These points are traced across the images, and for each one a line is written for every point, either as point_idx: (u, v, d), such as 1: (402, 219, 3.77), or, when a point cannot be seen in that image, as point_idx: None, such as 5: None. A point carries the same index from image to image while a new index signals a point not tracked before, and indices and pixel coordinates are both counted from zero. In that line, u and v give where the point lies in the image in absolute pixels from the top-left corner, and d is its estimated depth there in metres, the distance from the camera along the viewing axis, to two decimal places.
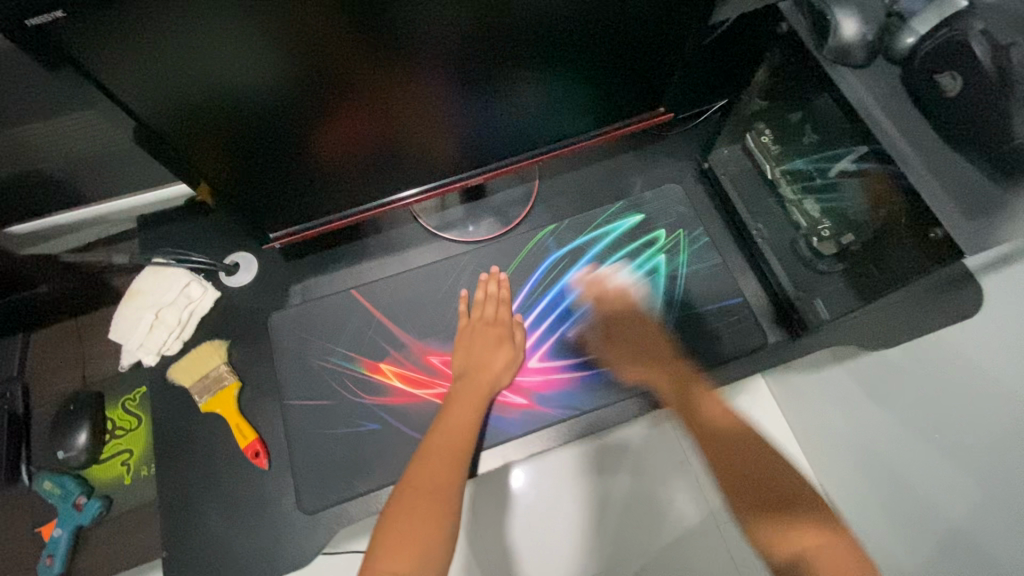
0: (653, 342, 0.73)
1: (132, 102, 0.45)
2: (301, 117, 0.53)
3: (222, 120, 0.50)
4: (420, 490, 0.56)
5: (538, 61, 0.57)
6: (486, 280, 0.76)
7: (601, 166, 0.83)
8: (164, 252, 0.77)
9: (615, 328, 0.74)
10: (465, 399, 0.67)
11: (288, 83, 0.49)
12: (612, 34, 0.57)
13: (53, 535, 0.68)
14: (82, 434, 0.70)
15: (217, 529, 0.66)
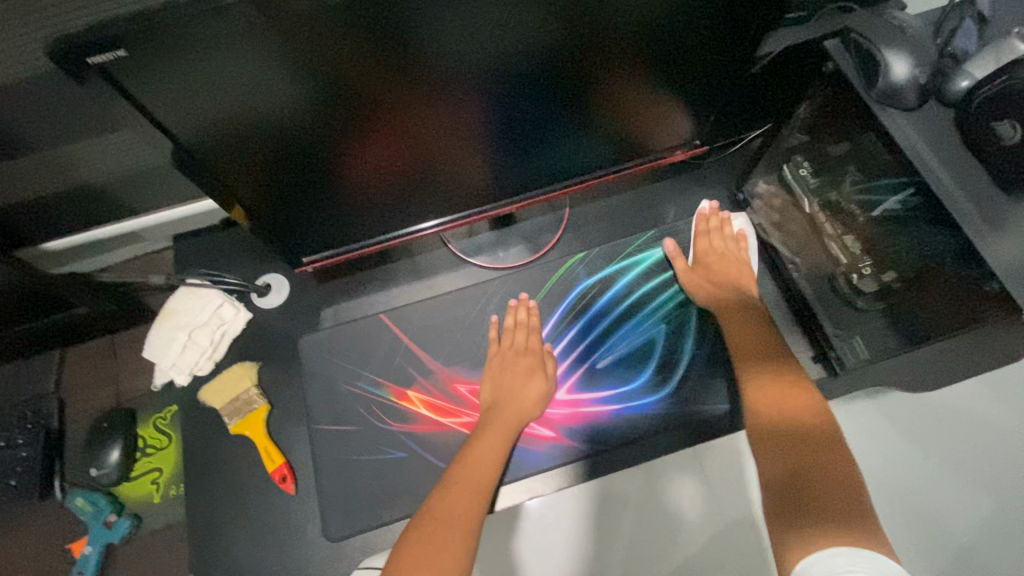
0: (735, 281, 0.73)
1: (171, 128, 0.45)
2: (332, 140, 0.53)
3: (256, 144, 0.50)
4: (442, 519, 0.55)
5: (571, 91, 0.57)
6: (515, 308, 0.76)
7: (634, 193, 0.82)
8: (197, 273, 0.76)
9: (710, 257, 0.75)
10: (493, 431, 0.66)
11: (322, 109, 0.49)
12: (649, 56, 0.56)
13: (85, 552, 0.70)
14: (114, 451, 0.70)
15: (242, 553, 0.66)
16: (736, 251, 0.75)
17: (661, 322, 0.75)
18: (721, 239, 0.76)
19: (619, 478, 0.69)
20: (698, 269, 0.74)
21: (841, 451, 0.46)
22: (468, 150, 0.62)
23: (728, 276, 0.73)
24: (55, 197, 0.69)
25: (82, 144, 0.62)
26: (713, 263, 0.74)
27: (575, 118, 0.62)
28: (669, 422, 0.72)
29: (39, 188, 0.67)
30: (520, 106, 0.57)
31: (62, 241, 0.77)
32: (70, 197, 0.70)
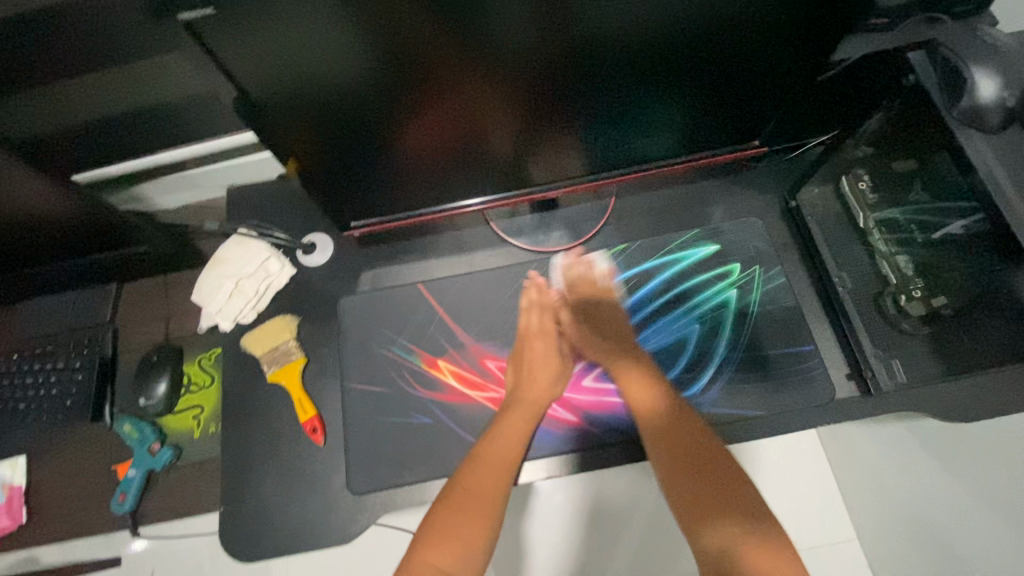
0: (614, 329, 0.73)
1: (246, 84, 0.47)
2: (390, 110, 0.54)
3: (319, 107, 0.52)
4: (470, 490, 0.58)
5: (621, 85, 0.57)
6: (528, 288, 0.77)
7: (683, 189, 0.81)
8: (248, 224, 0.82)
9: (589, 309, 0.75)
10: (520, 408, 0.68)
11: (379, 84, 0.50)
12: (716, 48, 0.54)
13: (128, 474, 0.73)
14: (161, 385, 0.75)
15: (271, 495, 0.70)
16: (603, 295, 0.76)
17: (696, 321, 0.74)
18: (545, 296, 0.76)
19: (612, 480, 0.80)
20: (579, 324, 0.74)
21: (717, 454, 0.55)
22: (512, 135, 0.63)
23: (606, 326, 0.73)
24: (105, 119, 0.68)
25: (152, 65, 0.61)
26: (592, 313, 0.74)
27: (623, 112, 0.62)
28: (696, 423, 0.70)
29: (94, 110, 0.66)
30: (572, 94, 0.57)
31: (93, 172, 0.75)
32: (121, 121, 0.69)
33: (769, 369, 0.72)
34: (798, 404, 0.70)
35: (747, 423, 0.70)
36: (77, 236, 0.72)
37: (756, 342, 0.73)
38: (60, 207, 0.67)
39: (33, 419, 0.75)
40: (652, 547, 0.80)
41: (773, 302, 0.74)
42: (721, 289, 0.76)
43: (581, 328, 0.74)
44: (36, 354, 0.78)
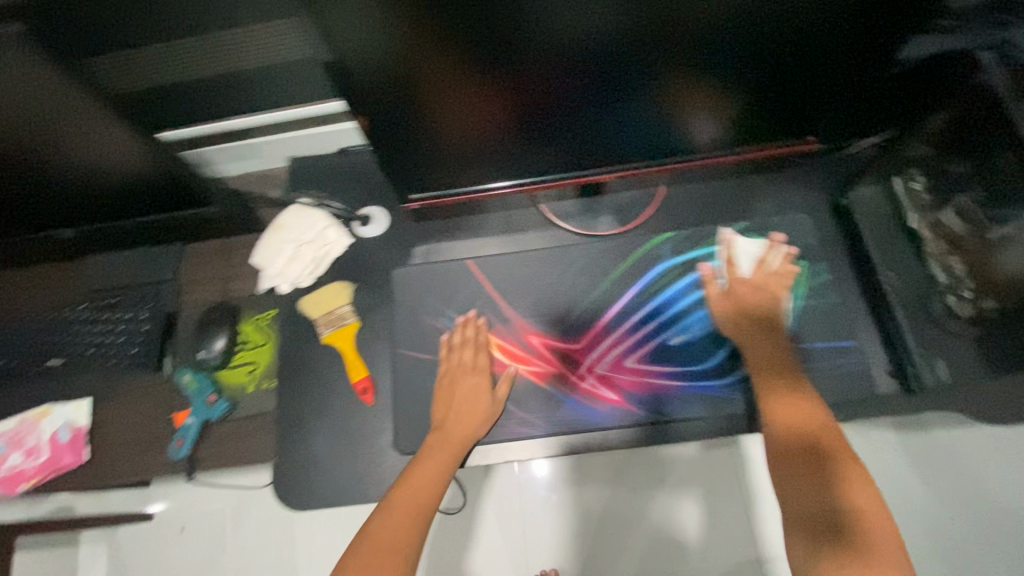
0: (766, 322, 0.72)
1: (342, 44, 0.52)
2: (464, 77, 0.58)
3: (402, 72, 0.56)
4: (383, 543, 0.57)
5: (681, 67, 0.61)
6: (462, 327, 0.78)
7: (730, 182, 0.83)
8: (308, 195, 0.86)
9: (746, 292, 0.74)
10: (438, 453, 0.68)
11: (464, 52, 0.55)
12: (773, 29, 0.57)
13: (187, 422, 0.76)
14: (219, 340, 0.77)
15: (323, 449, 0.74)
16: (764, 286, 0.75)
17: None
18: (480, 335, 0.77)
19: (603, 473, 0.75)
20: (727, 300, 0.74)
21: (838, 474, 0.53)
22: (574, 114, 0.66)
23: (756, 312, 0.72)
24: (190, 84, 0.71)
25: (246, 31, 0.65)
26: (749, 297, 0.74)
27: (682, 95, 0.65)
28: (734, 410, 0.73)
29: (181, 73, 0.69)
30: (631, 69, 0.60)
31: (186, 126, 0.78)
32: (202, 88, 0.72)
33: (811, 362, 0.73)
34: (837, 397, 0.71)
35: None
36: (153, 190, 0.76)
37: (799, 334, 0.74)
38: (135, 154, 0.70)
39: (97, 364, 0.79)
40: (661, 548, 0.72)
41: (819, 296, 0.75)
42: None
43: (728, 302, 0.74)
44: (105, 304, 0.81)
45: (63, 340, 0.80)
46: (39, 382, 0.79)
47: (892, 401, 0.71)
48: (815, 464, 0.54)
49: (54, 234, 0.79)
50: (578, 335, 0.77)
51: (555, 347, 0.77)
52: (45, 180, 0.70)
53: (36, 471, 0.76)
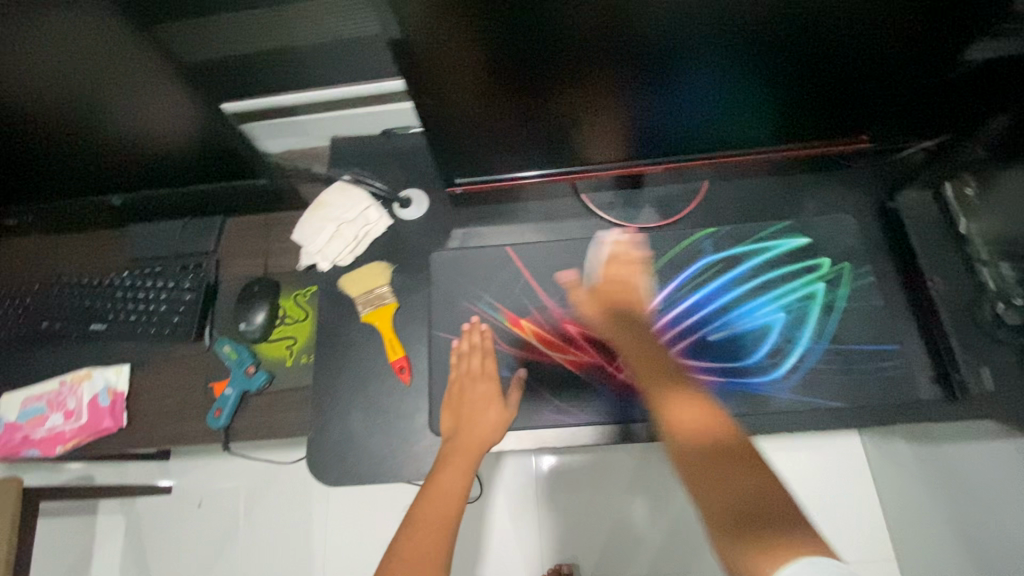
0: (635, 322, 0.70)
1: (406, 14, 0.53)
2: (523, 57, 0.59)
3: (463, 48, 0.57)
4: (410, 563, 0.58)
5: (727, 62, 0.62)
6: (469, 332, 0.77)
7: (773, 181, 0.83)
8: (349, 174, 0.87)
9: (610, 287, 0.73)
10: (455, 463, 0.68)
11: (520, 34, 0.56)
12: (833, 19, 0.57)
13: (226, 392, 0.77)
14: (259, 313, 0.80)
15: (358, 425, 0.75)
16: (627, 279, 0.73)
17: (782, 310, 0.75)
18: (488, 342, 0.76)
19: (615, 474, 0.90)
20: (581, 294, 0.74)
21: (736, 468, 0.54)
22: (622, 102, 0.67)
23: (622, 308, 0.70)
24: (252, 56, 0.76)
25: (312, 8, 0.70)
26: (612, 293, 0.72)
27: (728, 90, 0.66)
28: (774, 409, 0.71)
29: (246, 45, 0.74)
30: (687, 55, 0.60)
31: (248, 100, 0.84)
32: (264, 59, 0.77)
33: (852, 363, 0.72)
34: (878, 399, 0.71)
35: (821, 415, 0.71)
36: (204, 161, 0.77)
37: (840, 336, 0.73)
38: (190, 122, 0.71)
39: (140, 331, 0.81)
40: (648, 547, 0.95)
41: (862, 298, 0.75)
42: (809, 282, 0.76)
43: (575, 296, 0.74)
44: (150, 272, 0.85)
45: (108, 306, 0.83)
46: (87, 347, 0.82)
47: (936, 406, 0.71)
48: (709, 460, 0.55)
49: (106, 199, 0.81)
50: None
51: (592, 337, 0.76)
52: (109, 144, 0.74)
53: (74, 434, 0.77)
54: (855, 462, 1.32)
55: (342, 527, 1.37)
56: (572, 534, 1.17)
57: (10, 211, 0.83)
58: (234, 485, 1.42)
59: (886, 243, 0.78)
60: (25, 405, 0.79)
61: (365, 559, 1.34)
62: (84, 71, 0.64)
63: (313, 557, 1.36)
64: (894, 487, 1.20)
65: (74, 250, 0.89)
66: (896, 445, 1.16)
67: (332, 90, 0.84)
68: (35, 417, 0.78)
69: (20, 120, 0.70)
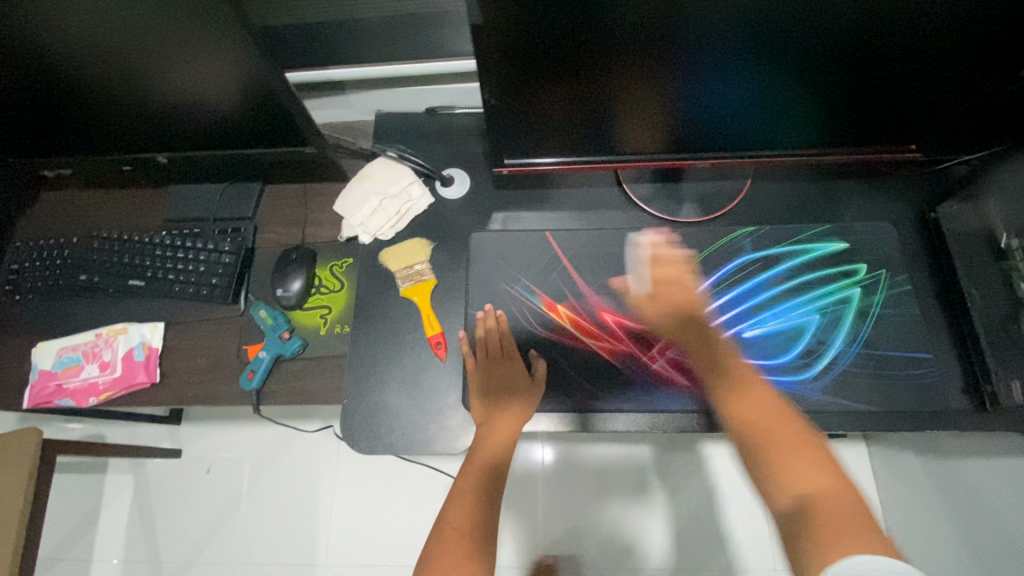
0: (698, 315, 0.72)
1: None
2: (589, 45, 0.62)
3: (533, 33, 0.60)
4: (455, 528, 0.63)
5: (790, 58, 0.63)
6: (483, 317, 0.78)
7: (814, 185, 0.83)
8: (393, 149, 0.87)
9: (662, 287, 0.73)
10: (493, 437, 0.71)
11: (589, 22, 0.59)
12: (892, 26, 0.59)
13: (260, 355, 0.77)
14: (297, 281, 0.80)
15: (391, 396, 0.76)
16: (681, 278, 0.74)
17: (817, 312, 0.76)
18: (503, 325, 0.77)
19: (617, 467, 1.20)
20: (647, 296, 0.74)
21: (817, 459, 0.55)
22: (681, 90, 0.68)
23: (686, 307, 0.72)
24: (309, 24, 0.76)
25: None
26: (672, 292, 0.73)
27: (786, 86, 0.67)
28: (805, 409, 0.72)
29: (308, 12, 0.74)
30: (747, 52, 0.63)
31: (303, 73, 0.84)
32: (319, 29, 0.77)
33: (884, 368, 0.73)
34: (909, 405, 0.71)
35: (852, 418, 0.71)
36: (256, 123, 0.77)
37: (874, 341, 0.74)
38: (250, 90, 0.72)
39: (177, 290, 0.82)
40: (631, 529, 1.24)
41: (898, 306, 0.75)
42: (846, 286, 0.77)
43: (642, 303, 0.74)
44: (189, 232, 0.85)
45: (146, 264, 0.83)
46: (124, 302, 0.83)
47: (965, 416, 0.71)
48: (777, 453, 0.56)
49: (153, 157, 0.82)
50: None
51: (628, 326, 0.77)
52: (164, 100, 0.74)
53: (107, 385, 0.78)
54: (863, 472, 1.33)
55: (348, 502, 1.38)
56: (578, 517, 1.27)
57: (56, 162, 0.83)
58: (244, 453, 1.43)
59: (924, 253, 0.78)
60: (60, 354, 0.80)
61: (371, 534, 1.35)
62: (150, 21, 0.64)
63: (318, 529, 1.37)
64: (900, 497, 1.21)
65: (115, 206, 0.90)
66: (905, 455, 1.18)
67: (385, 68, 0.83)
68: (70, 367, 0.79)
69: (79, 74, 0.70)
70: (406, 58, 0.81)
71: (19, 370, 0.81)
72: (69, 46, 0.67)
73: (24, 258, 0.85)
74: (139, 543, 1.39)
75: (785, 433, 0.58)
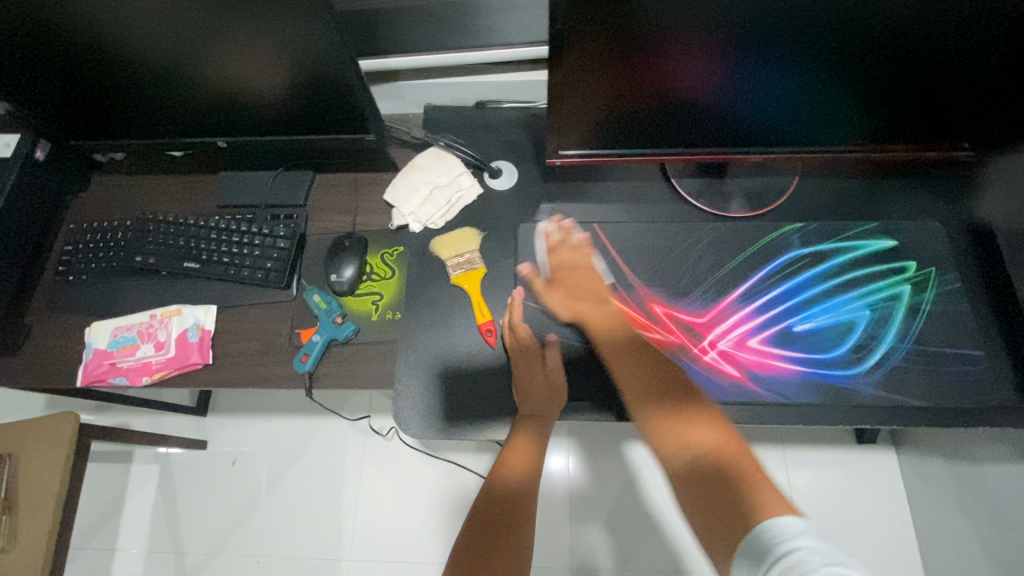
0: (592, 294, 0.77)
1: None
2: (655, 30, 0.63)
3: (604, 15, 0.62)
4: (487, 520, 0.68)
5: (858, 46, 0.64)
6: (510, 308, 0.77)
7: (861, 184, 0.84)
8: (443, 140, 0.89)
9: (565, 275, 0.79)
10: (521, 436, 0.73)
11: (660, 6, 0.61)
12: (955, 20, 0.61)
13: (313, 338, 0.78)
14: (349, 267, 0.81)
15: (443, 383, 0.77)
16: (585, 265, 0.79)
17: (867, 307, 0.77)
18: (518, 313, 0.77)
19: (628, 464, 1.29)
20: (553, 285, 0.79)
21: (705, 426, 0.61)
22: (742, 80, 0.69)
23: (586, 293, 0.77)
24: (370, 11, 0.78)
25: None
26: (573, 277, 0.78)
27: (850, 76, 0.68)
28: (857, 403, 0.72)
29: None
30: (808, 44, 0.64)
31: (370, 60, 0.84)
32: (377, 16, 0.78)
33: (936, 364, 0.73)
34: (961, 401, 0.72)
35: (904, 412, 0.72)
36: (316, 107, 0.78)
37: (924, 338, 0.75)
38: (314, 75, 0.73)
39: (232, 273, 0.83)
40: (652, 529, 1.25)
41: (948, 303, 0.76)
42: (895, 283, 0.78)
43: (548, 289, 0.79)
44: (242, 218, 0.86)
45: (201, 247, 0.84)
46: (178, 284, 0.84)
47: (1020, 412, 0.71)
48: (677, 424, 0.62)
49: (212, 142, 0.84)
50: (703, 309, 0.78)
51: (679, 318, 0.78)
52: (228, 80, 0.75)
53: (161, 365, 0.79)
54: (890, 481, 1.29)
55: (371, 497, 1.38)
56: (609, 512, 1.27)
57: (111, 146, 0.85)
58: (269, 445, 1.44)
59: (973, 252, 0.79)
60: (115, 334, 0.81)
61: (395, 529, 1.35)
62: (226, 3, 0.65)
63: (342, 523, 1.37)
64: (927, 504, 1.19)
65: (166, 191, 0.91)
66: (933, 461, 1.15)
67: (441, 56, 0.83)
68: (126, 346, 0.80)
69: (148, 55, 0.72)
70: (459, 48, 0.83)
71: (73, 349, 0.82)
72: (142, 26, 0.68)
73: (80, 240, 0.87)
74: (162, 532, 1.39)
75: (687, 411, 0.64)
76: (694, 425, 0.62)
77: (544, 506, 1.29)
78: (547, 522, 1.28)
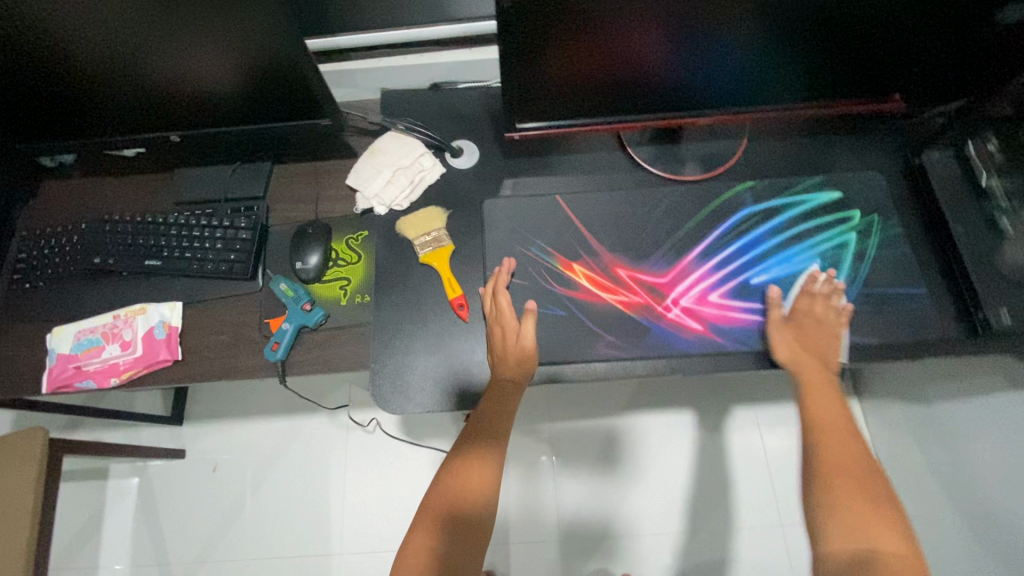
0: (826, 347, 0.73)
1: None
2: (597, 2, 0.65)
3: None
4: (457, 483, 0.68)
5: (793, 5, 0.67)
6: (495, 276, 0.79)
7: (806, 141, 0.88)
8: (402, 122, 0.90)
9: (808, 322, 0.75)
10: (493, 399, 0.72)
11: None
12: None
13: (283, 326, 0.78)
14: (315, 254, 0.82)
15: (417, 359, 0.78)
16: (835, 329, 0.74)
17: (818, 257, 0.81)
18: (501, 282, 0.78)
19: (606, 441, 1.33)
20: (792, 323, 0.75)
21: (861, 463, 0.62)
22: (684, 46, 0.72)
23: (824, 346, 0.73)
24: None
25: None
26: (809, 324, 0.75)
27: (787, 36, 0.71)
28: None
29: None
30: (743, 8, 0.67)
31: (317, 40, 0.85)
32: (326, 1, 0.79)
33: (883, 304, 0.78)
34: (907, 336, 0.76)
35: (856, 349, 0.76)
36: (268, 95, 0.77)
37: (871, 281, 0.79)
38: (264, 62, 0.73)
39: (196, 268, 0.82)
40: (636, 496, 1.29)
41: (892, 247, 0.80)
42: (842, 232, 0.82)
43: (798, 330, 0.74)
44: (202, 212, 0.86)
45: (161, 244, 0.84)
46: (141, 283, 0.83)
47: (960, 342, 0.75)
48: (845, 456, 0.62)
49: (165, 137, 0.82)
50: (665, 269, 0.81)
51: (642, 280, 0.81)
52: (175, 73, 0.74)
53: (129, 365, 0.78)
54: None
55: (358, 491, 1.38)
56: (593, 482, 1.30)
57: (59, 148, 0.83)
58: (250, 449, 1.42)
59: (910, 198, 0.84)
60: (78, 337, 0.79)
61: (384, 520, 1.35)
62: None
63: (330, 519, 1.36)
64: (889, 449, 1.25)
65: (120, 191, 0.90)
66: (892, 407, 1.21)
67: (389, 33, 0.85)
68: (90, 349, 0.79)
69: (92, 52, 0.70)
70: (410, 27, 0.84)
71: (35, 356, 0.80)
72: (82, 21, 0.67)
73: (34, 246, 0.85)
74: (146, 545, 1.36)
75: (849, 444, 0.63)
76: (852, 466, 0.62)
77: (530, 483, 1.31)
78: (534, 497, 1.30)
